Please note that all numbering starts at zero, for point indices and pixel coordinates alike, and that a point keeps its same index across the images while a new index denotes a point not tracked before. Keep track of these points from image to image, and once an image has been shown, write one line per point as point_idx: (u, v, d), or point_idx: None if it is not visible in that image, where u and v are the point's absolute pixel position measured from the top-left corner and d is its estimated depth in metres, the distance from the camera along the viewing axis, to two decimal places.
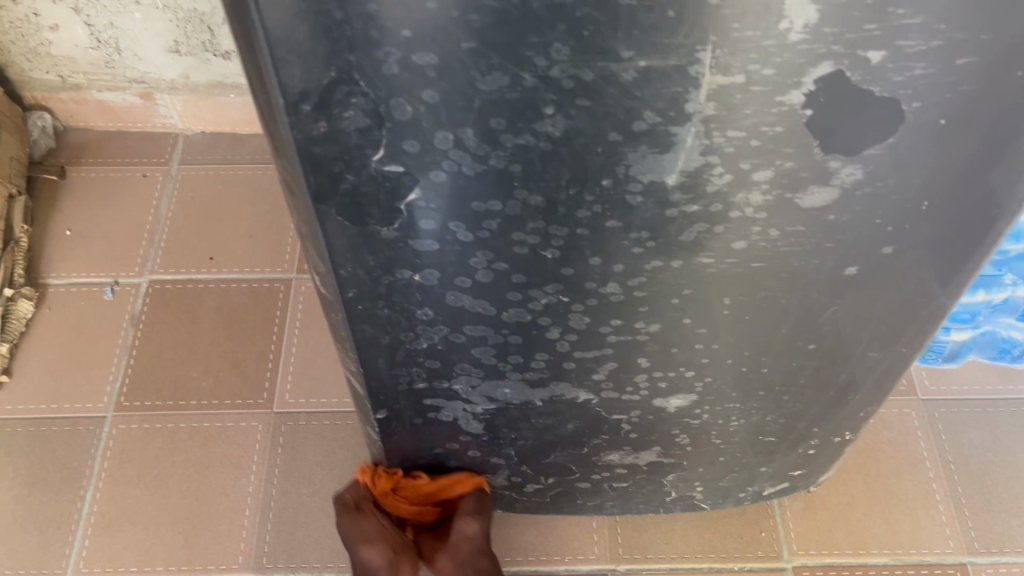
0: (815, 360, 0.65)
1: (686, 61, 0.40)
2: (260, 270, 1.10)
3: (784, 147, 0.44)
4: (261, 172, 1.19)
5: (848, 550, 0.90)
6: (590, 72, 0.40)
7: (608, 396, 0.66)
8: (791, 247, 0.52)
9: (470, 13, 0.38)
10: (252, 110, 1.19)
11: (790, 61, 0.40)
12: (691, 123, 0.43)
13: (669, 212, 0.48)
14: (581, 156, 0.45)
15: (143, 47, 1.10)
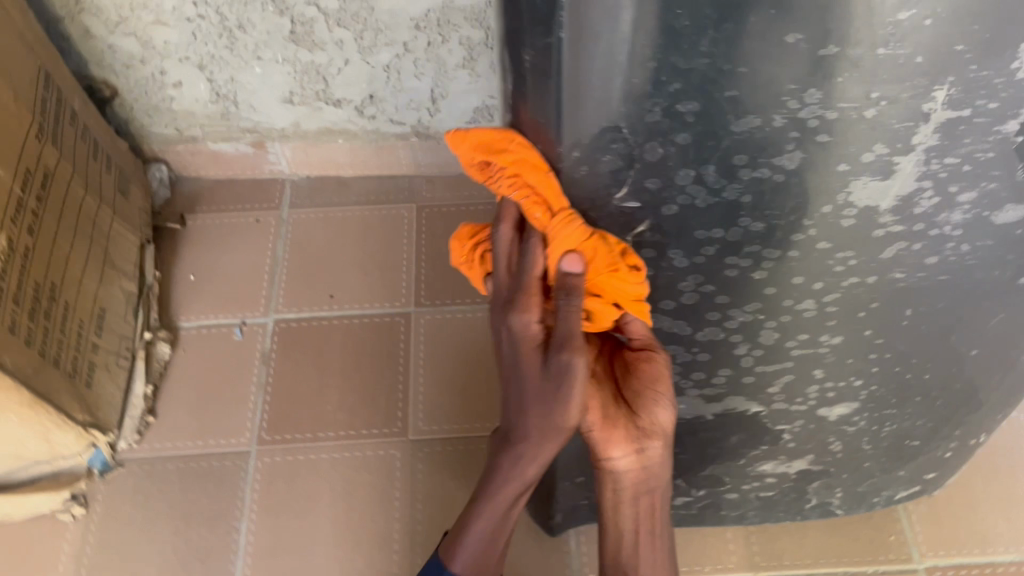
0: (972, 364, 0.69)
1: (923, 99, 0.45)
2: (379, 305, 1.14)
3: (991, 170, 0.50)
4: (368, 213, 1.24)
5: (974, 549, 0.93)
6: (835, 112, 0.46)
7: (777, 407, 0.71)
8: (977, 260, 0.57)
9: (740, 66, 0.43)
10: (358, 153, 1.24)
11: (1015, 95, 0.45)
12: (914, 153, 0.48)
13: (876, 232, 0.53)
14: (809, 184, 0.50)
15: (260, 100, 1.16)
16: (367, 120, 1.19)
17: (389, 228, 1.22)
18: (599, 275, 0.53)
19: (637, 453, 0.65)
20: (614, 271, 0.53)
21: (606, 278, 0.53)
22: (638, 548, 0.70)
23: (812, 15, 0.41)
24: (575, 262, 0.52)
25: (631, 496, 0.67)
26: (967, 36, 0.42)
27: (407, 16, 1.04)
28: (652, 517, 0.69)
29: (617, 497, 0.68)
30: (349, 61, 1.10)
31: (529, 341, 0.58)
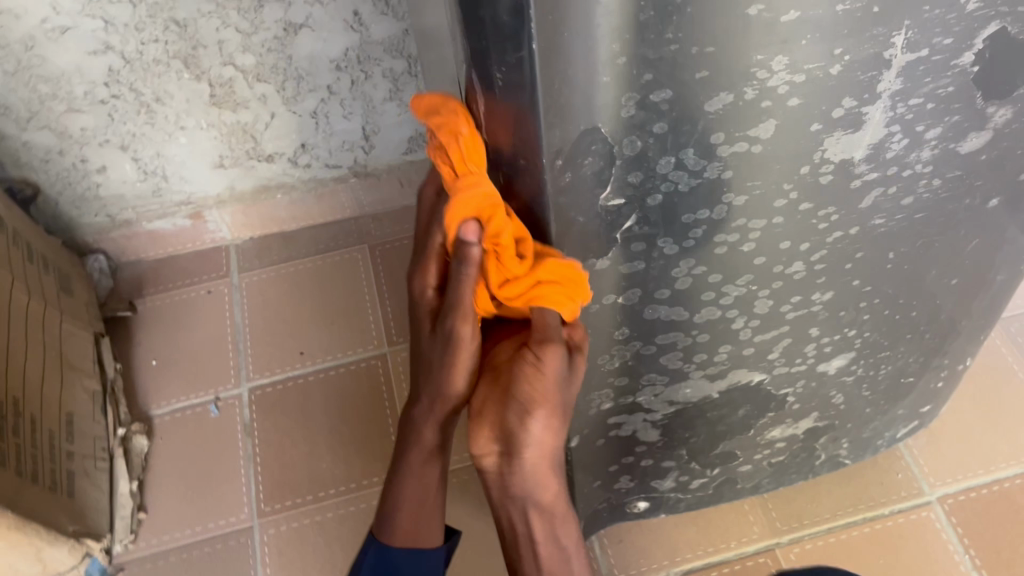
0: (953, 294, 0.71)
1: (883, 47, 0.46)
2: (353, 353, 1.13)
3: (953, 104, 0.51)
4: (321, 262, 1.22)
5: (979, 470, 0.95)
6: (803, 75, 0.46)
7: (779, 372, 0.71)
8: (949, 192, 0.58)
9: (707, 47, 0.44)
10: (299, 205, 1.22)
11: (966, 28, 0.46)
12: (880, 100, 0.49)
13: (854, 184, 0.54)
14: (786, 149, 0.51)
15: (189, 169, 1.13)
16: (303, 170, 1.17)
17: (346, 274, 1.20)
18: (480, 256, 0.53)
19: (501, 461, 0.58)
20: (496, 247, 0.52)
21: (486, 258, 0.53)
22: (516, 543, 0.65)
23: None
24: (471, 232, 0.52)
25: (504, 498, 0.61)
26: None
27: (326, 58, 1.03)
28: (531, 529, 0.63)
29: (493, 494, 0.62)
30: (274, 114, 1.08)
31: (422, 304, 0.63)
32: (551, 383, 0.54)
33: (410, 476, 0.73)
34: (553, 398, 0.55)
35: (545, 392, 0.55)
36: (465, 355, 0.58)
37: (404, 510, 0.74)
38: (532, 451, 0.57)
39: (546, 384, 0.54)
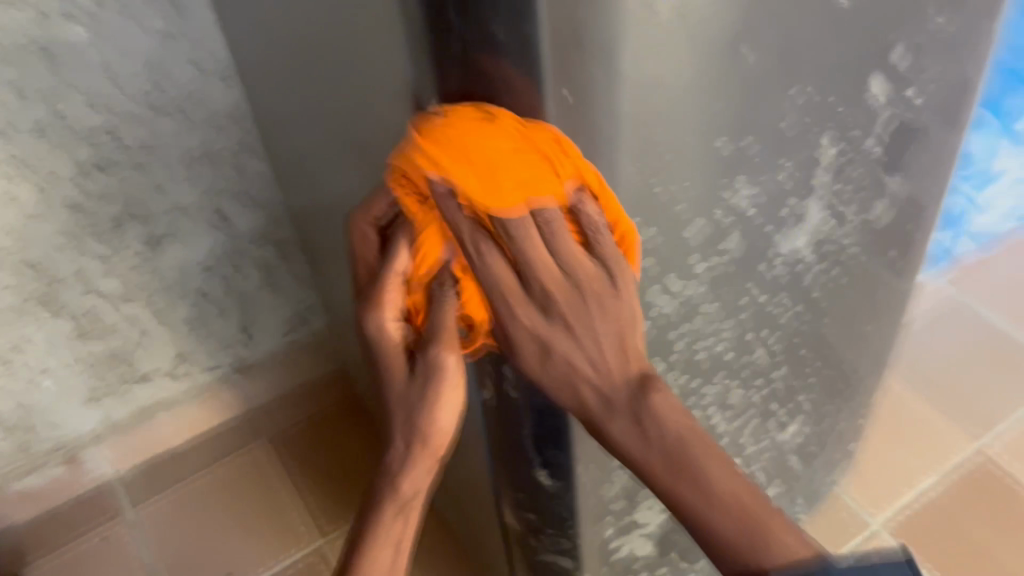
0: (871, 342, 0.79)
1: (813, 149, 0.53)
2: (284, 557, 1.05)
3: (863, 183, 0.59)
4: (219, 471, 1.14)
5: (904, 488, 1.05)
6: (758, 187, 0.52)
7: (749, 450, 0.76)
8: (864, 256, 0.66)
9: (687, 182, 0.48)
10: (185, 418, 1.13)
11: (870, 120, 0.54)
12: (814, 192, 0.56)
13: (798, 267, 0.60)
14: (747, 253, 0.56)
15: (59, 412, 1.03)
16: (182, 380, 1.11)
17: (251, 475, 1.13)
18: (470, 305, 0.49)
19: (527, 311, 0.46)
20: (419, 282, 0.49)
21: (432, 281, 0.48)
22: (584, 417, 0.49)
23: (732, 120, 0.47)
24: (446, 291, 0.48)
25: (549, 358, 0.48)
26: (834, 90, 0.50)
27: (195, 263, 1.00)
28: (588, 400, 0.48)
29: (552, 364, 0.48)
30: (147, 331, 1.02)
31: (392, 343, 0.50)
32: (539, 326, 0.46)
33: (388, 532, 0.52)
34: (559, 338, 0.46)
35: (530, 342, 0.47)
36: (450, 376, 0.50)
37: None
38: (572, 402, 0.48)
39: (529, 351, 0.47)
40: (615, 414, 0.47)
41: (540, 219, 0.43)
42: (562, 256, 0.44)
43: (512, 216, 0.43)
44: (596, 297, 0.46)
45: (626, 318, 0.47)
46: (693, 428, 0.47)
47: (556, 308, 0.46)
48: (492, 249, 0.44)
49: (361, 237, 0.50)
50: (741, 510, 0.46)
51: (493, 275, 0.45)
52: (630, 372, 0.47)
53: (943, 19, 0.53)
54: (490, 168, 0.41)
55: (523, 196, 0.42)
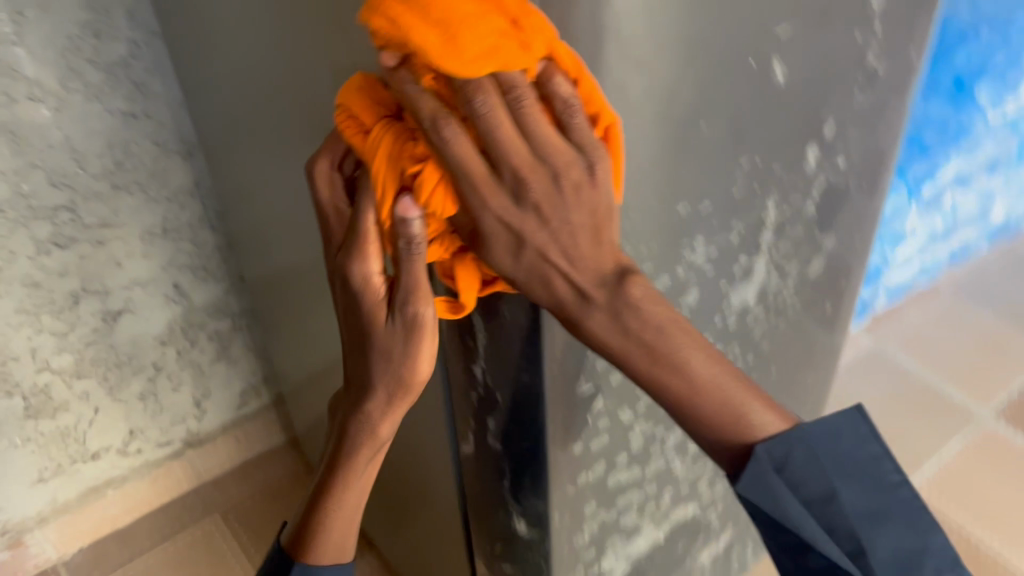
0: (811, 390, 0.85)
1: (761, 212, 0.59)
2: None
3: (802, 241, 0.65)
4: (171, 547, 1.08)
5: None
6: (713, 246, 0.57)
7: (705, 496, 0.80)
8: (804, 309, 0.72)
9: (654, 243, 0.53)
10: (133, 496, 1.11)
11: (807, 185, 0.61)
12: (761, 250, 0.61)
13: (748, 319, 0.66)
14: (704, 307, 0.61)
15: (6, 497, 1.00)
16: (133, 457, 1.09)
17: (205, 549, 1.08)
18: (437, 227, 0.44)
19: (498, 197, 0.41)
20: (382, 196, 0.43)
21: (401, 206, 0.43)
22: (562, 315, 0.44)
23: (692, 187, 0.52)
24: (406, 207, 0.42)
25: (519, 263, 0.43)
26: (777, 159, 0.56)
27: (149, 337, 1.00)
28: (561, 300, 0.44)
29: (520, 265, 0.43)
30: (98, 407, 1.01)
31: (377, 293, 0.48)
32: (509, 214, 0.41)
33: (357, 479, 0.57)
34: (533, 229, 0.41)
35: (501, 233, 0.42)
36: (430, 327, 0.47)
37: (337, 524, 0.59)
38: (549, 301, 0.44)
39: (500, 241, 0.42)
40: (587, 303, 0.43)
41: (504, 93, 0.39)
42: (532, 129, 0.39)
43: (475, 85, 0.38)
44: (574, 188, 0.40)
45: (604, 204, 0.42)
46: (674, 315, 0.44)
47: (530, 191, 0.40)
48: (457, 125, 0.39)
49: (323, 179, 0.48)
50: (729, 394, 0.44)
51: (457, 157, 0.40)
52: (605, 256, 0.43)
53: (865, 96, 0.60)
54: (451, 29, 0.37)
55: (486, 62, 0.37)
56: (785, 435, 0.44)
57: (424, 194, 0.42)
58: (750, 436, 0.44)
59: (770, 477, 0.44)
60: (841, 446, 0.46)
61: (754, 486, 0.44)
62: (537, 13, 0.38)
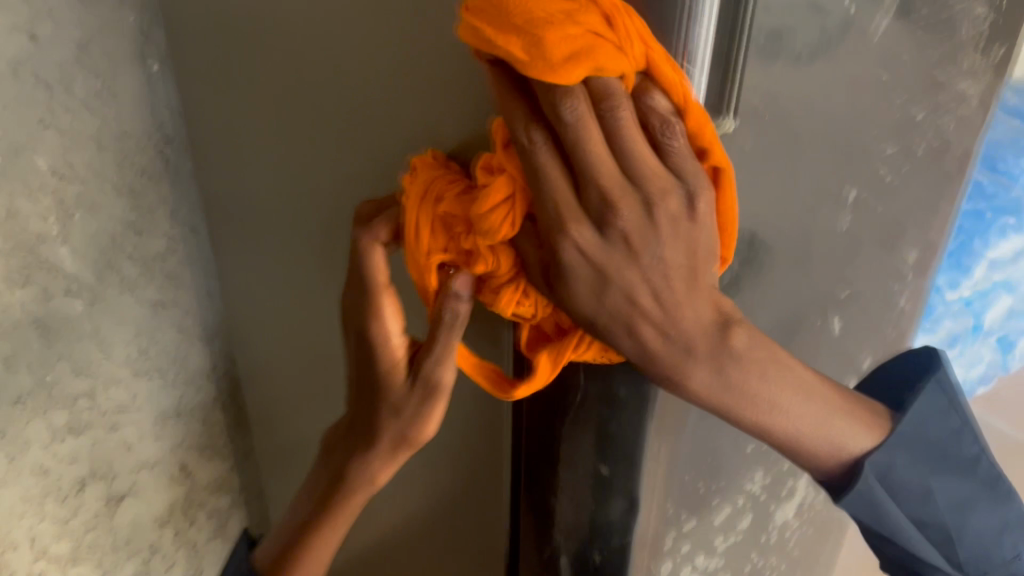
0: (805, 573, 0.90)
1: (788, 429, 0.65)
2: None
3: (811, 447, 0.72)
4: None
5: None
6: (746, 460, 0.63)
7: None
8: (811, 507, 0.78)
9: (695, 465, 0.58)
10: None
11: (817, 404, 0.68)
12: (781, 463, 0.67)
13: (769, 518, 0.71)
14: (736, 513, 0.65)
15: None
16: None
17: None
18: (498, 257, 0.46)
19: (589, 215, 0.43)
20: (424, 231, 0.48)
21: (444, 239, 0.48)
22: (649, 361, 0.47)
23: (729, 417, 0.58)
24: (431, 256, 0.48)
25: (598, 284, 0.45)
26: None
27: (149, 520, 0.95)
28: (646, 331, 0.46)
29: (603, 286, 0.45)
30: None
31: (426, 314, 0.52)
32: (602, 229, 0.43)
33: (373, 455, 0.65)
34: (621, 262, 0.44)
35: (581, 262, 0.44)
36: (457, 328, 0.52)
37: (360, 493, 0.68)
38: (635, 351, 0.46)
39: (582, 279, 0.44)
40: (675, 337, 0.46)
41: (601, 104, 0.41)
42: (630, 150, 0.42)
43: (569, 91, 0.40)
44: (672, 219, 0.43)
45: (702, 245, 0.44)
46: (773, 356, 0.47)
47: (620, 219, 0.43)
48: (543, 136, 0.42)
49: (368, 245, 0.56)
50: (832, 432, 0.50)
51: (544, 169, 0.42)
52: (700, 306, 0.45)
53: (873, 321, 0.68)
54: (535, 29, 0.39)
55: (577, 62, 0.39)
56: (885, 445, 0.51)
57: (489, 214, 0.44)
58: (854, 453, 0.50)
59: (876, 493, 0.51)
60: (927, 430, 0.53)
61: (858, 501, 0.51)
62: (633, 16, 0.40)
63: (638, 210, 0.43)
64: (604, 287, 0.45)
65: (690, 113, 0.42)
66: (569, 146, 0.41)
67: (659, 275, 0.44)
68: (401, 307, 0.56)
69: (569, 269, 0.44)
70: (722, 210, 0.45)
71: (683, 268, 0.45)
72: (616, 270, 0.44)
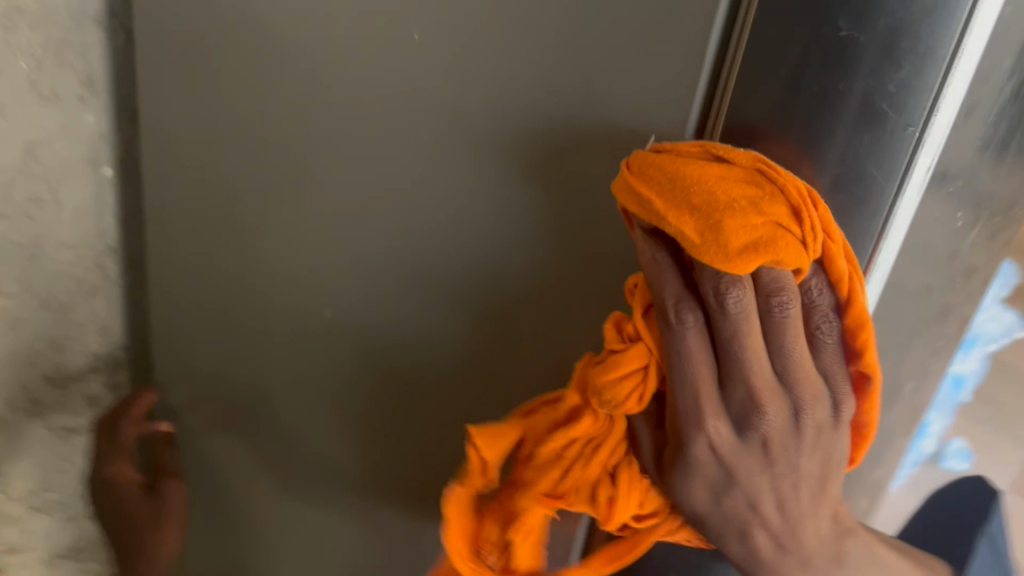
0: None
1: None
2: None
3: None
4: None
5: None
6: None
7: None
8: None
9: None
10: None
11: None
12: None
13: None
14: None
15: None
16: None
17: None
18: (625, 482, 0.34)
19: (731, 419, 0.31)
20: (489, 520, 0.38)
21: (568, 445, 0.33)
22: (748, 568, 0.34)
23: None
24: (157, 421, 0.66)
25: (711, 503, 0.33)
26: None
27: None
28: (750, 555, 0.34)
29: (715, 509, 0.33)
30: None
31: (123, 480, 0.64)
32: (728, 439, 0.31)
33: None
34: (752, 467, 0.32)
35: (713, 467, 0.32)
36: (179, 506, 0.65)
37: None
38: (738, 556, 0.34)
39: (706, 479, 0.32)
40: (792, 557, 0.34)
41: (763, 295, 0.28)
42: (789, 352, 0.29)
43: (731, 278, 0.28)
44: (812, 429, 0.31)
45: (839, 453, 0.32)
46: (870, 547, 0.36)
47: (764, 422, 0.30)
48: (697, 315, 0.29)
49: (130, 430, 0.64)
50: None
51: (691, 360, 0.30)
52: (823, 515, 0.34)
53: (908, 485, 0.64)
54: (716, 213, 0.27)
55: (757, 255, 0.27)
56: None
57: (616, 398, 0.31)
58: None
59: None
60: None
61: None
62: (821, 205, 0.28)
63: (790, 418, 0.30)
64: (743, 499, 0.32)
65: (857, 321, 0.29)
66: (722, 337, 0.29)
67: (777, 494, 0.32)
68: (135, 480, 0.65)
69: (679, 489, 0.33)
70: (863, 421, 0.33)
71: (800, 487, 0.32)
72: (745, 489, 0.32)
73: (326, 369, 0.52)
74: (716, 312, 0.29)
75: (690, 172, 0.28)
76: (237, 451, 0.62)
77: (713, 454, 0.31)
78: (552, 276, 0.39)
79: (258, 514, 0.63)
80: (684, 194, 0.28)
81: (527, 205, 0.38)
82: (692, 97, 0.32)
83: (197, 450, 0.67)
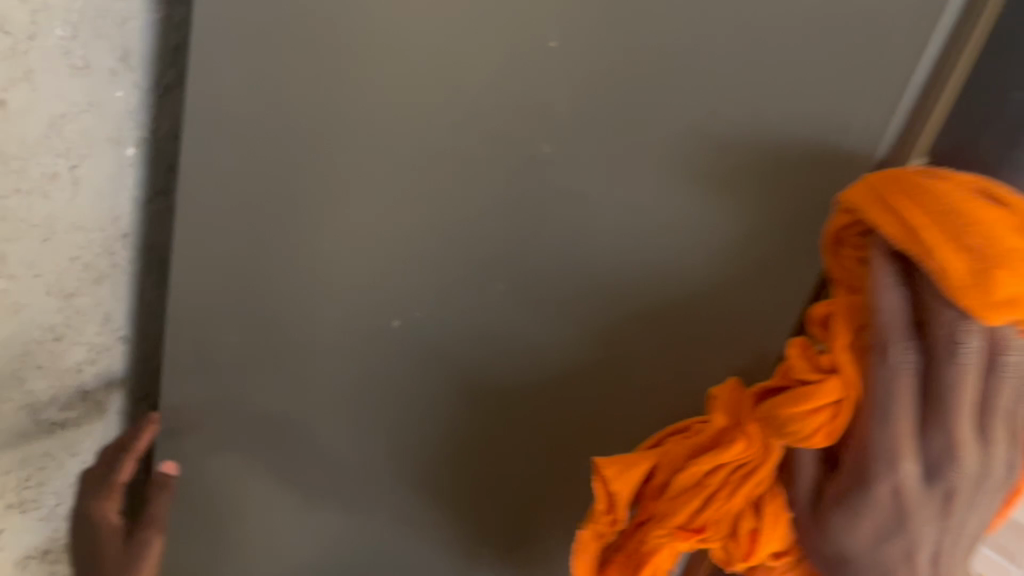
0: None
1: None
2: None
3: None
4: None
5: None
6: None
7: None
8: None
9: None
10: None
11: None
12: None
13: None
14: None
15: None
16: None
17: None
18: (769, 514, 0.37)
19: (919, 463, 0.34)
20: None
21: (723, 476, 0.37)
22: None
23: None
24: (167, 466, 0.61)
25: (871, 538, 0.35)
26: None
27: None
28: None
29: (873, 544, 0.35)
30: None
31: (108, 525, 0.58)
32: (894, 489, 0.34)
33: None
34: (926, 515, 0.34)
35: (888, 506, 0.34)
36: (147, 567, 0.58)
37: None
38: None
39: (878, 515, 0.35)
40: None
41: (990, 350, 0.32)
42: (994, 402, 0.33)
43: (970, 329, 0.31)
44: (984, 488, 0.34)
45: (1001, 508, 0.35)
46: None
47: (954, 470, 0.33)
48: (912, 358, 0.33)
49: (126, 463, 0.59)
50: None
51: (900, 397, 0.33)
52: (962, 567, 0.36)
53: None
54: (993, 257, 0.30)
55: (1012, 307, 0.30)
56: None
57: (806, 428, 0.34)
58: None
59: None
60: None
61: None
62: None
63: (977, 472, 0.33)
64: (902, 542, 0.35)
65: None
66: (943, 377, 0.33)
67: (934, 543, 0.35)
68: (116, 530, 0.58)
69: (845, 520, 0.35)
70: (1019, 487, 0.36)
71: (959, 538, 0.35)
72: (909, 532, 0.35)
73: (396, 377, 0.50)
74: (941, 350, 0.32)
75: (965, 206, 0.30)
76: (269, 457, 0.59)
77: (895, 493, 0.34)
78: (692, 295, 0.40)
79: (281, 523, 0.60)
80: (953, 229, 0.30)
81: (677, 226, 0.39)
82: (893, 113, 0.34)
83: (210, 458, 0.62)
